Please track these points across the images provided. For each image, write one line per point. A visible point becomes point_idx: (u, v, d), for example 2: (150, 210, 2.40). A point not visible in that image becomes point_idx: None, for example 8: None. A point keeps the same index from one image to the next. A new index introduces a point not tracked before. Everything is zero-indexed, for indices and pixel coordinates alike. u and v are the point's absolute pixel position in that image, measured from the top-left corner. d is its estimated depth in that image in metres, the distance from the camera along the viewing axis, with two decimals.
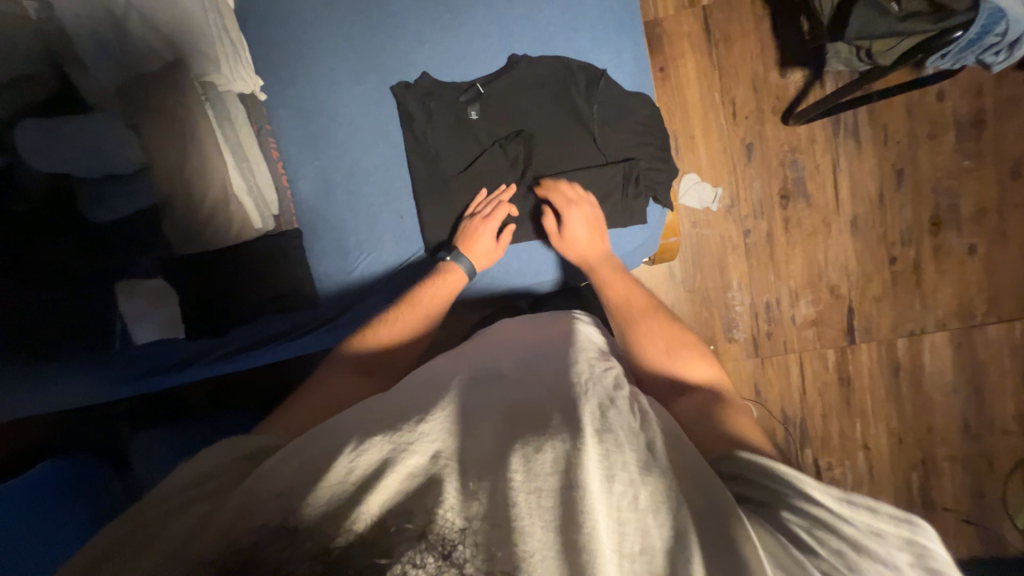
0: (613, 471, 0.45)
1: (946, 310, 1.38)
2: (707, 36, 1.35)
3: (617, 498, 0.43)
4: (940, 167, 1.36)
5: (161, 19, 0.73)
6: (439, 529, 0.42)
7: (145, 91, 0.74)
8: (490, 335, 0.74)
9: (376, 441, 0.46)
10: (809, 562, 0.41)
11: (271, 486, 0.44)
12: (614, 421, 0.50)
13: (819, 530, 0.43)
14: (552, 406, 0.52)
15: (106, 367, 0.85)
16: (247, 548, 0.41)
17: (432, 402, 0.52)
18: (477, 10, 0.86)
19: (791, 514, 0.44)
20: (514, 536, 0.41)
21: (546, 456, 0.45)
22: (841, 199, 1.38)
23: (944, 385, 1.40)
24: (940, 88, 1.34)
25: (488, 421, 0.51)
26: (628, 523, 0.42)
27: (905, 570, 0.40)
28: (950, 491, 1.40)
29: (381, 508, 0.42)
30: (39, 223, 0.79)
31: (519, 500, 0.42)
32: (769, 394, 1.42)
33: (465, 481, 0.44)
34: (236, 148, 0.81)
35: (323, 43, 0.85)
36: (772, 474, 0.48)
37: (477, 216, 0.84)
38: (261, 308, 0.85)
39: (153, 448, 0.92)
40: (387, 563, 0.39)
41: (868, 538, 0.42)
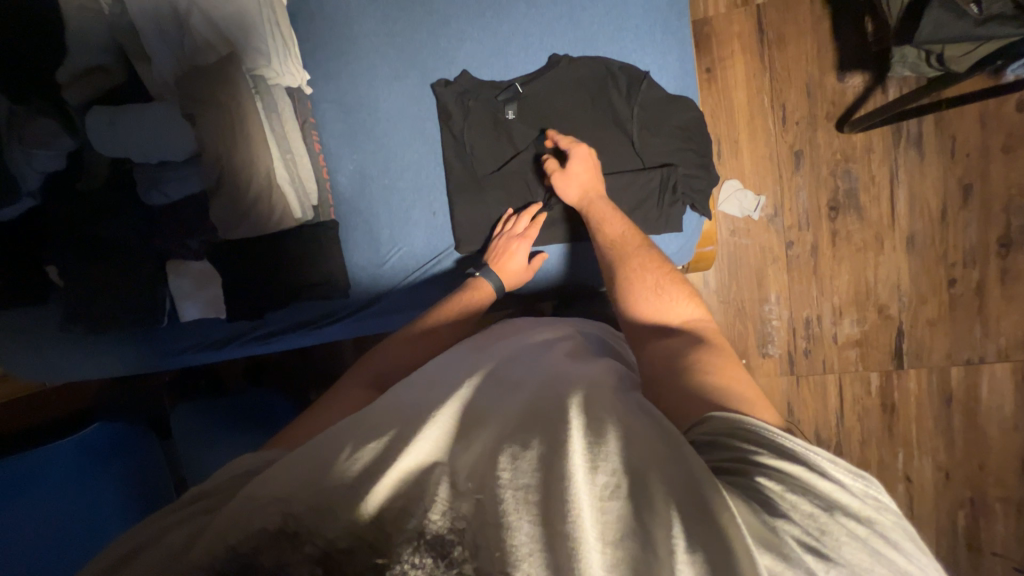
0: (596, 461, 0.44)
1: (1011, 340, 1.27)
2: (759, 36, 1.29)
3: (600, 488, 0.42)
4: (1014, 183, 1.25)
5: (219, 15, 0.76)
6: (433, 529, 0.41)
7: (198, 81, 0.75)
8: (496, 336, 0.75)
9: (369, 443, 0.47)
10: (784, 526, 0.39)
11: (273, 488, 0.45)
12: (597, 412, 0.50)
13: (791, 493, 0.41)
14: (539, 404, 0.52)
15: (150, 342, 0.91)
16: (250, 549, 0.41)
17: (426, 404, 0.53)
18: (519, 8, 0.85)
19: (764, 478, 0.42)
20: (503, 532, 0.40)
21: (531, 453, 0.45)
22: (897, 213, 1.29)
23: (1002, 421, 1.29)
24: (1021, 98, 1.23)
25: (479, 421, 0.51)
26: (613, 512, 0.41)
27: (867, 526, 0.39)
28: (1001, 535, 1.29)
29: (377, 505, 0.42)
30: (101, 202, 0.85)
31: (506, 497, 0.42)
32: (802, 415, 1.35)
33: (456, 482, 0.44)
34: (281, 140, 0.84)
35: (367, 40, 0.87)
36: (743, 435, 0.46)
37: (508, 235, 0.84)
38: (291, 294, 0.88)
39: (190, 422, 0.96)
40: (386, 563, 0.39)
41: (836, 497, 0.41)
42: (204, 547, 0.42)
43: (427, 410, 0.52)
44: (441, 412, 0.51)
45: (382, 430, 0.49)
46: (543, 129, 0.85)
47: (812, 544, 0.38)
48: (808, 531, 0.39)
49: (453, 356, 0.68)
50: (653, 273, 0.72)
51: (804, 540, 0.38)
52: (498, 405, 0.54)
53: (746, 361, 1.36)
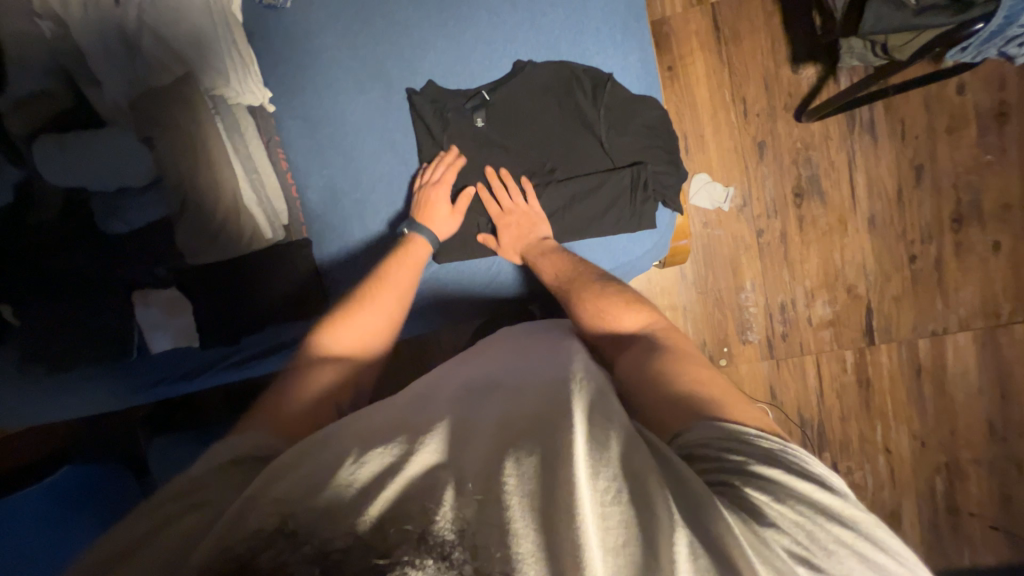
0: (598, 466, 0.44)
1: (970, 309, 1.34)
2: (715, 34, 1.33)
3: (602, 494, 0.42)
4: (960, 161, 1.32)
5: (172, 36, 0.74)
6: (436, 530, 0.40)
7: (154, 105, 0.74)
8: (498, 341, 0.75)
9: (374, 454, 0.46)
10: (775, 537, 0.41)
11: (272, 494, 0.44)
12: (601, 417, 0.50)
13: (780, 505, 0.44)
14: (543, 408, 0.51)
15: (116, 376, 0.86)
16: (243, 554, 0.39)
17: (431, 417, 0.53)
18: (479, 14, 0.84)
19: (754, 491, 0.44)
20: (506, 535, 0.40)
21: (534, 460, 0.45)
22: (857, 196, 1.35)
23: (968, 387, 1.35)
24: (960, 81, 1.30)
25: (483, 430, 0.51)
26: (615, 516, 0.41)
27: (847, 535, 0.43)
28: (976, 495, 1.36)
29: (382, 508, 0.42)
30: (63, 234, 0.81)
31: (510, 504, 0.42)
32: (785, 396, 1.39)
33: (460, 486, 0.44)
34: (246, 160, 0.81)
35: (328, 52, 0.84)
36: (733, 443, 0.48)
37: (428, 184, 0.84)
38: (273, 307, 0.85)
39: (172, 452, 0.93)
40: (386, 563, 0.38)
41: (817, 507, 0.44)
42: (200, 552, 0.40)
43: (431, 420, 0.52)
44: (445, 424, 0.51)
45: (387, 439, 0.49)
46: (552, 151, 0.84)
47: (803, 555, 0.41)
48: (797, 541, 0.42)
49: (453, 371, 0.68)
50: (607, 288, 0.75)
51: (795, 549, 0.41)
52: (501, 411, 0.54)
53: (727, 349, 1.39)
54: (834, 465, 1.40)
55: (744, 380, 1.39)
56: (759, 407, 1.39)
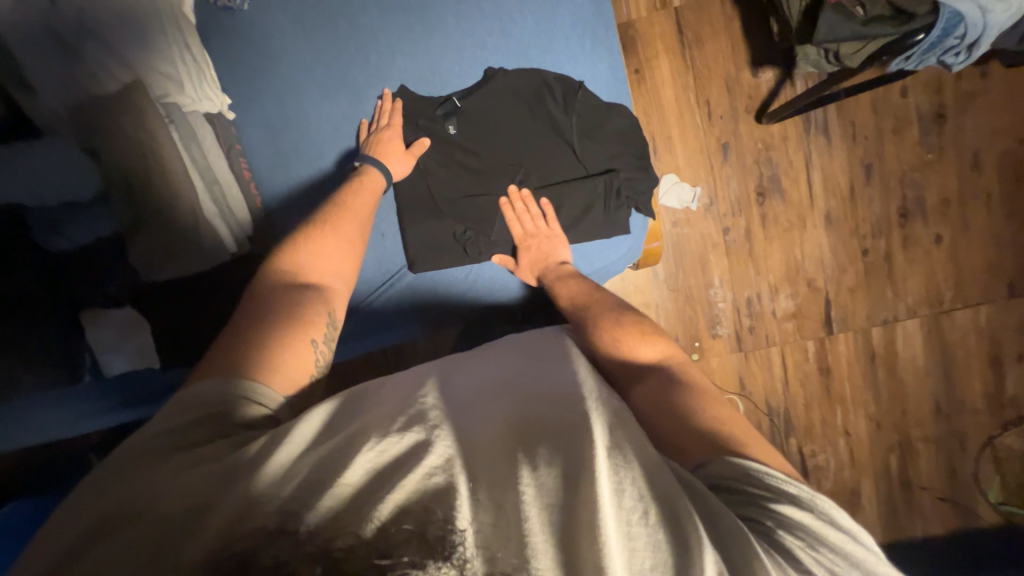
0: (623, 484, 0.44)
1: (916, 298, 1.44)
2: (679, 37, 1.36)
3: (628, 512, 0.43)
4: (905, 160, 1.40)
5: (119, 41, 0.70)
6: (448, 532, 0.40)
7: (101, 114, 0.69)
8: (510, 341, 0.74)
9: (392, 443, 0.46)
10: None
11: (278, 492, 0.43)
12: (627, 434, 0.50)
13: (810, 548, 0.45)
14: (565, 414, 0.51)
15: (67, 401, 0.80)
16: (248, 547, 0.39)
17: (446, 409, 0.52)
18: (447, 19, 0.81)
19: (786, 532, 0.46)
20: (523, 540, 0.41)
21: (556, 469, 0.45)
22: (814, 194, 1.42)
23: (916, 371, 1.45)
24: (903, 85, 1.38)
25: (501, 428, 0.51)
26: (639, 539, 0.42)
27: None
28: (926, 470, 1.46)
29: (392, 508, 0.41)
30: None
31: (530, 514, 0.42)
32: (753, 387, 1.45)
33: (476, 488, 0.44)
34: (206, 171, 0.76)
35: (291, 56, 0.80)
36: (766, 485, 0.51)
37: (379, 126, 0.80)
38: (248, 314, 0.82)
39: None
40: (387, 563, 0.38)
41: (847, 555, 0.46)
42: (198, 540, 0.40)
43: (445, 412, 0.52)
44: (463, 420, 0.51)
45: (403, 426, 0.48)
46: (523, 158, 0.84)
47: None
48: None
49: (463, 364, 0.67)
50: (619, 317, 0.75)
51: None
52: (518, 409, 0.54)
53: (699, 343, 1.44)
54: (799, 449, 1.47)
55: (714, 373, 1.44)
56: (730, 398, 1.45)
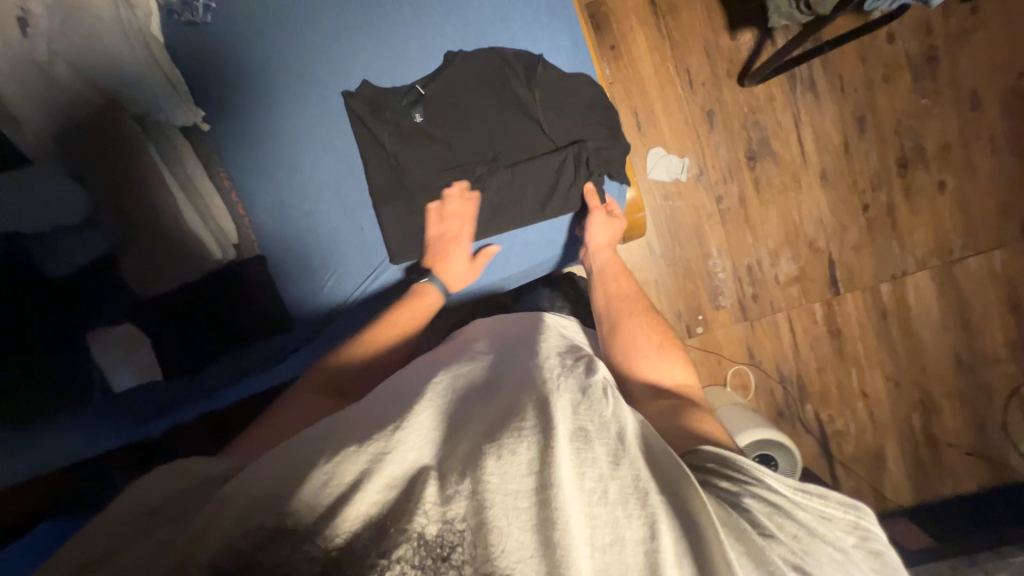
0: (583, 467, 0.47)
1: (925, 250, 1.39)
2: (652, 9, 1.35)
3: (589, 493, 0.45)
4: (900, 108, 1.36)
5: (93, 69, 0.73)
6: (423, 532, 0.41)
7: (85, 140, 0.73)
8: (463, 336, 0.77)
9: (349, 453, 0.45)
10: (769, 545, 0.45)
11: (250, 489, 0.43)
12: (584, 416, 0.52)
13: (778, 517, 0.47)
14: (524, 403, 0.52)
15: (86, 423, 0.83)
16: (249, 547, 0.39)
17: (402, 409, 0.53)
18: (405, 11, 0.81)
19: (753, 501, 0.48)
20: (495, 533, 0.42)
21: (521, 457, 0.46)
22: (807, 153, 1.38)
23: (932, 324, 1.41)
24: (890, 31, 1.34)
25: (466, 426, 0.52)
26: (600, 515, 0.44)
27: (849, 549, 0.46)
28: (952, 427, 1.42)
29: (364, 515, 0.42)
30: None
31: (497, 502, 0.43)
32: (762, 356, 1.42)
33: (445, 483, 0.45)
34: (185, 183, 0.79)
35: (257, 64, 0.81)
36: (737, 465, 0.51)
37: (444, 237, 0.82)
38: (241, 330, 0.83)
39: None
40: (382, 563, 0.39)
41: (818, 521, 0.47)
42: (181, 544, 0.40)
43: (403, 413, 0.52)
44: (422, 417, 0.51)
45: (364, 434, 0.48)
46: (493, 140, 0.83)
47: (795, 562, 0.45)
48: (793, 551, 0.45)
49: (422, 364, 0.68)
50: (655, 334, 0.77)
51: (789, 558, 0.45)
52: (479, 407, 0.55)
53: (703, 317, 1.42)
54: (816, 416, 1.43)
55: (721, 345, 1.42)
56: (740, 369, 1.43)
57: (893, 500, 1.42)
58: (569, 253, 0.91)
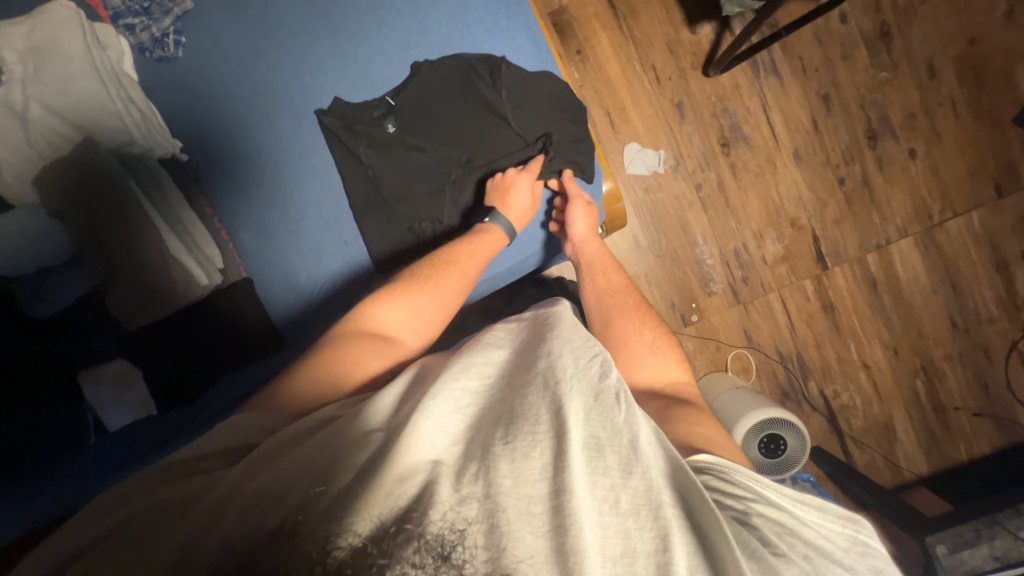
0: (597, 475, 0.46)
1: (905, 217, 1.41)
2: (612, 12, 1.39)
3: (601, 501, 0.44)
4: (861, 83, 1.40)
5: (71, 109, 0.75)
6: (435, 529, 0.40)
7: (62, 176, 0.73)
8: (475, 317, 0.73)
9: (358, 459, 0.46)
10: (784, 563, 0.45)
11: (252, 488, 0.43)
12: (599, 420, 0.50)
13: (787, 535, 0.48)
14: (540, 401, 0.51)
15: (83, 469, 0.77)
16: (248, 549, 0.38)
17: (416, 402, 0.51)
18: (369, 28, 0.84)
19: (763, 519, 0.48)
20: (507, 539, 0.41)
21: (535, 462, 0.45)
22: (778, 134, 1.42)
23: (922, 289, 1.42)
24: (842, 11, 1.39)
25: (478, 420, 0.50)
26: (612, 526, 0.44)
27: (851, 564, 0.48)
28: (956, 390, 1.42)
29: (375, 516, 0.40)
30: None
31: (509, 507, 0.42)
32: (760, 337, 1.43)
33: (458, 483, 0.44)
34: (170, 215, 0.80)
35: (230, 92, 0.83)
36: (744, 478, 0.52)
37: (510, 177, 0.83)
38: (226, 358, 0.83)
39: None
40: (386, 563, 0.36)
41: (822, 539, 0.49)
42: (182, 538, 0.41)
43: (418, 405, 0.50)
44: (436, 409, 0.49)
45: (380, 441, 0.47)
46: (466, 143, 0.85)
47: None
48: (808, 570, 0.45)
49: (437, 361, 0.65)
50: (649, 331, 0.77)
51: None
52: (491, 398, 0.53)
53: (696, 304, 1.43)
54: (821, 392, 1.43)
55: (718, 330, 1.42)
56: (739, 352, 1.43)
57: (909, 470, 1.41)
58: (550, 248, 0.93)
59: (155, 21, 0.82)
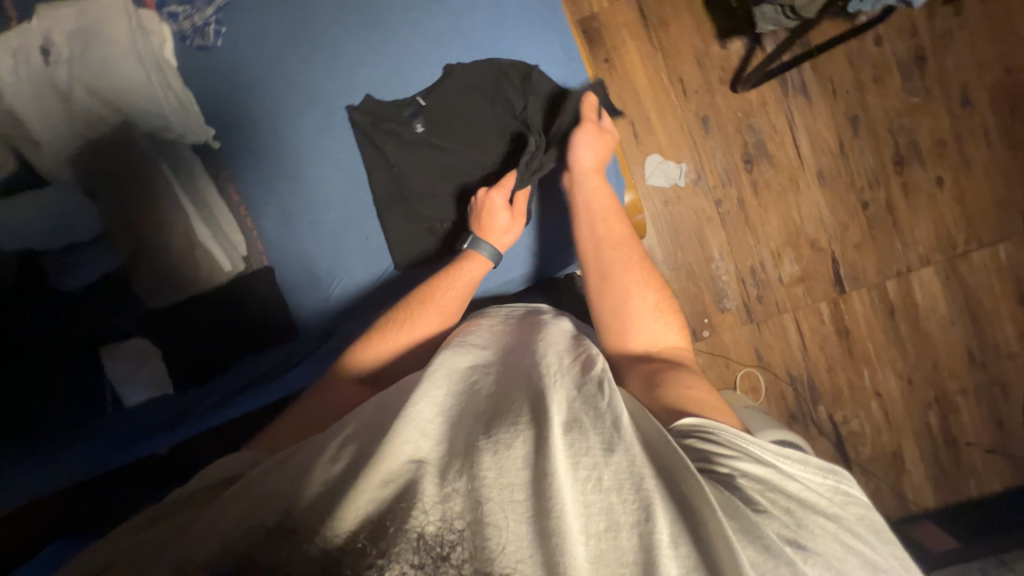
0: (578, 455, 0.46)
1: (927, 245, 1.39)
2: (643, 22, 1.39)
3: (583, 481, 0.45)
4: (892, 107, 1.38)
5: (110, 90, 0.77)
6: (421, 530, 0.42)
7: (103, 155, 0.76)
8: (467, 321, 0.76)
9: (342, 455, 0.49)
10: (766, 520, 0.45)
11: (253, 491, 0.48)
12: (580, 407, 0.51)
13: (771, 491, 0.47)
14: (521, 399, 0.53)
15: (105, 434, 0.84)
16: (247, 548, 0.42)
17: (400, 403, 0.54)
18: (404, 27, 0.85)
19: (745, 480, 0.48)
20: (491, 529, 0.42)
21: (516, 451, 0.47)
22: (803, 154, 1.40)
23: (941, 320, 1.39)
24: (876, 34, 1.37)
25: (463, 420, 0.53)
26: (596, 503, 0.44)
27: (834, 512, 0.48)
28: (970, 425, 1.39)
29: (363, 512, 0.43)
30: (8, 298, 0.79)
31: (491, 496, 0.44)
32: (771, 357, 1.41)
33: (443, 479, 0.46)
34: (197, 198, 0.81)
35: (264, 84, 0.84)
36: (726, 437, 0.52)
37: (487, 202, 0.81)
38: (243, 340, 0.84)
39: None
40: (383, 564, 0.40)
41: (806, 490, 0.48)
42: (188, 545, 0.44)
43: (399, 408, 0.52)
44: (418, 409, 0.52)
45: (362, 441, 0.50)
46: (491, 145, 0.85)
47: (791, 537, 0.44)
48: (788, 526, 0.45)
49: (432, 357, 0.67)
50: (653, 294, 0.75)
51: (785, 534, 0.44)
52: (475, 401, 0.56)
53: (708, 320, 1.42)
54: (830, 417, 1.41)
55: (729, 347, 1.41)
56: (749, 371, 1.41)
57: (914, 502, 1.39)
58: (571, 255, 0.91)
59: (196, 10, 0.84)
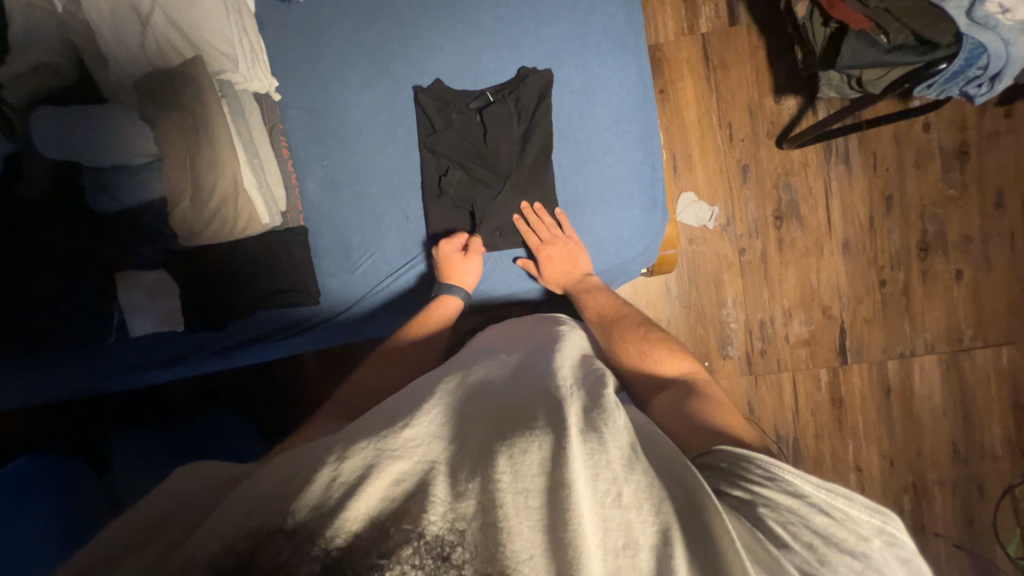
0: (597, 468, 0.46)
1: (935, 334, 1.41)
2: (705, 62, 1.41)
3: (603, 495, 0.44)
4: (927, 194, 1.40)
5: (185, 21, 0.76)
6: (432, 532, 0.42)
7: (167, 85, 0.75)
8: (480, 339, 0.79)
9: (360, 445, 0.46)
10: (785, 556, 0.43)
11: (254, 490, 0.45)
12: (600, 420, 0.51)
13: (794, 526, 0.45)
14: (538, 408, 0.53)
15: (97, 360, 0.85)
16: (248, 549, 0.41)
17: (414, 405, 0.53)
18: (487, 23, 0.86)
19: (768, 510, 0.46)
20: (505, 536, 0.42)
21: (533, 457, 0.46)
22: (832, 221, 1.42)
23: (933, 409, 1.41)
24: (926, 120, 1.40)
25: (478, 422, 0.52)
26: (614, 518, 0.43)
27: (871, 552, 0.44)
28: (941, 516, 1.40)
29: (372, 509, 0.43)
30: (32, 210, 0.78)
31: (506, 500, 0.43)
32: (762, 412, 1.42)
33: (455, 481, 0.45)
34: (250, 147, 0.81)
35: (338, 50, 0.86)
36: (752, 463, 0.50)
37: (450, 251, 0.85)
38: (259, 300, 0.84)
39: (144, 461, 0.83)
40: (385, 563, 0.41)
41: (839, 527, 0.45)
42: (187, 554, 0.41)
43: (413, 409, 0.53)
44: (431, 412, 0.52)
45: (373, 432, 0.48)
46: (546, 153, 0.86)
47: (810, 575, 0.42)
48: (808, 560, 0.43)
49: (452, 364, 0.69)
50: (633, 338, 0.77)
51: (803, 568, 0.43)
52: (490, 405, 0.55)
53: (708, 363, 1.43)
54: None
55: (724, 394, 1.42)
56: None
57: None
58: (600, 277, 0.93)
59: None
